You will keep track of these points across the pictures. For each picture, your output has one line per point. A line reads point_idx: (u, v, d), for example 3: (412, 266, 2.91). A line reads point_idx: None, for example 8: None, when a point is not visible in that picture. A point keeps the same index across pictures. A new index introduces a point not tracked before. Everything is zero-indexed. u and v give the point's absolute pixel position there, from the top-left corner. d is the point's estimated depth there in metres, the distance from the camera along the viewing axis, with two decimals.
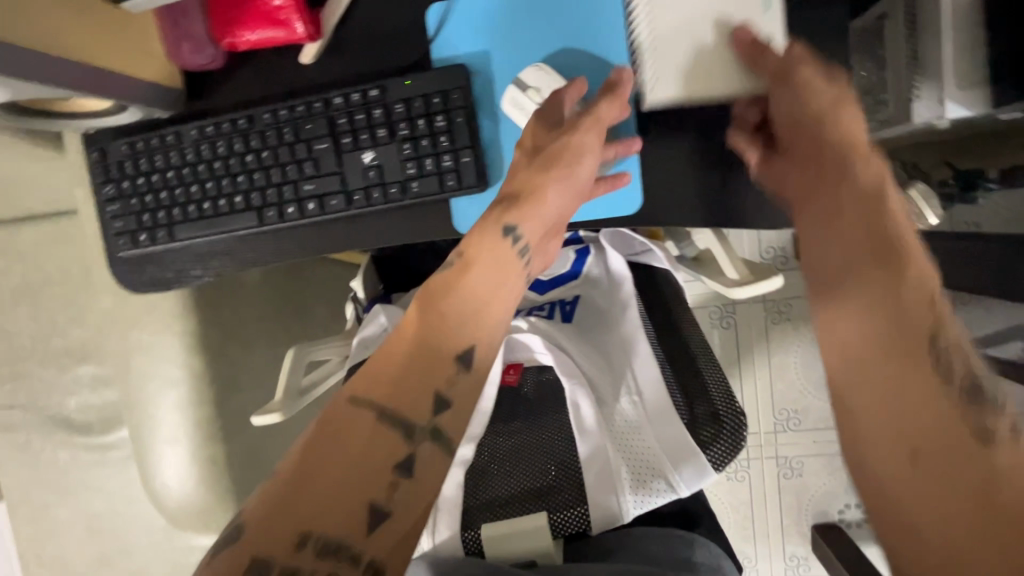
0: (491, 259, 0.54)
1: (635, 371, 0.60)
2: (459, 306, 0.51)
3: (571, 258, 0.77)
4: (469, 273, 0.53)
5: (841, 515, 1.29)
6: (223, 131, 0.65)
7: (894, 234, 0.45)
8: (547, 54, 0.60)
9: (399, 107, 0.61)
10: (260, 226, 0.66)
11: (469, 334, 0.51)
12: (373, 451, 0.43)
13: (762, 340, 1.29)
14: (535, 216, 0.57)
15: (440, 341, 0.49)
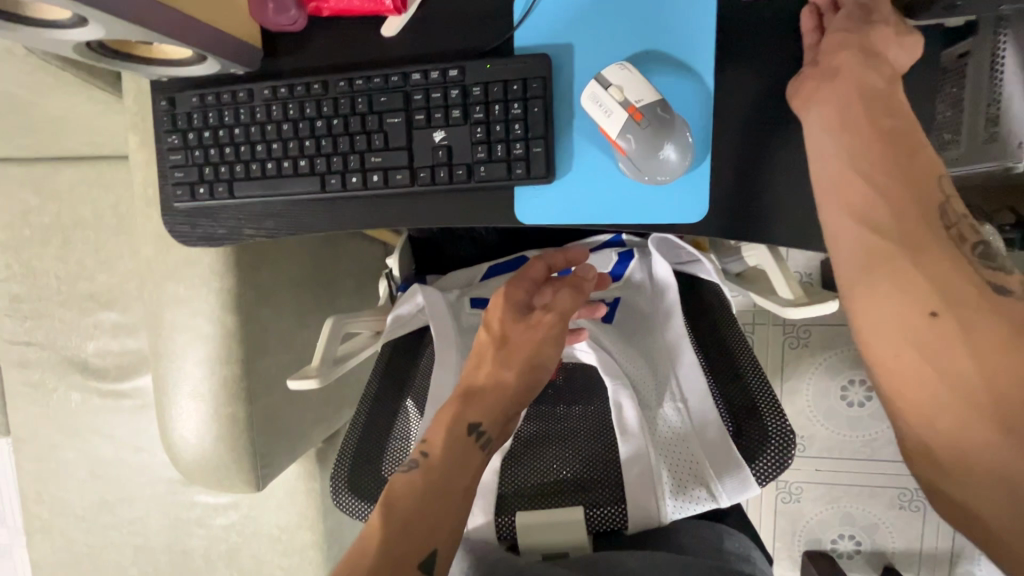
0: (449, 462, 0.54)
1: (681, 379, 0.61)
2: (422, 509, 0.51)
3: (613, 260, 0.79)
4: (422, 479, 0.53)
5: (833, 545, 1.30)
6: (296, 94, 0.65)
7: (903, 136, 0.49)
8: (630, 54, 0.60)
9: (477, 89, 0.61)
10: (322, 191, 0.66)
11: (432, 537, 0.50)
12: None
13: (777, 363, 1.29)
14: (493, 407, 0.58)
15: (403, 551, 0.49)
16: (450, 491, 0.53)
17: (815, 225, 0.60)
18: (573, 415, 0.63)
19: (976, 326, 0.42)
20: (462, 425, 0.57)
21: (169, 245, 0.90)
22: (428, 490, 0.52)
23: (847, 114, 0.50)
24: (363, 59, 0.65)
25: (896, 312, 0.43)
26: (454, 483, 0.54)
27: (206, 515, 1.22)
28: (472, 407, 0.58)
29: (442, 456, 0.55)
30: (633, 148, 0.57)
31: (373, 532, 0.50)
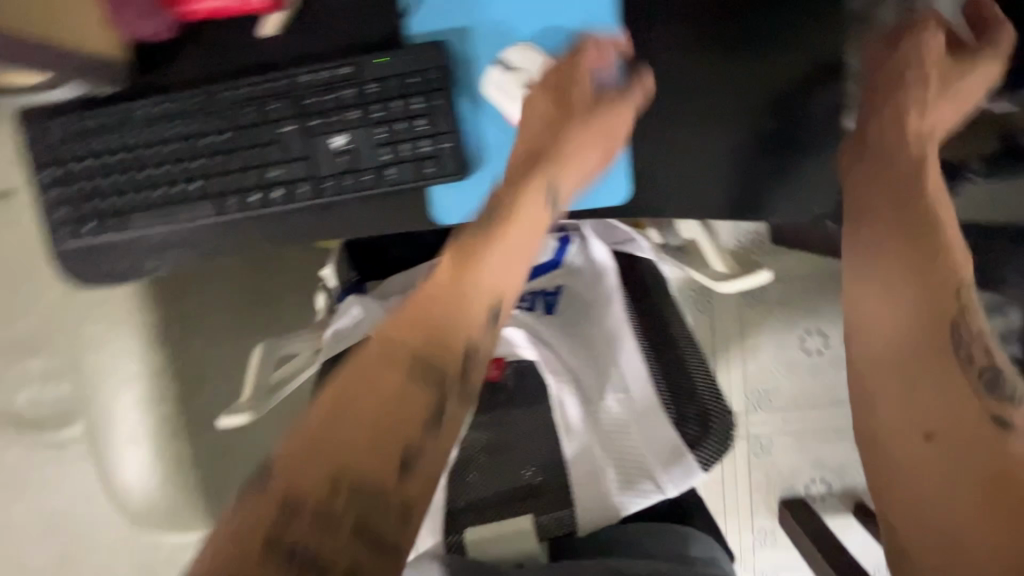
0: (458, 317, 0.46)
1: (622, 369, 0.59)
2: (490, 257, 0.49)
3: (553, 246, 0.73)
4: (429, 337, 0.44)
5: (807, 489, 1.30)
6: (176, 110, 0.59)
7: (937, 237, 0.50)
8: (531, 32, 0.56)
9: (373, 87, 0.57)
10: (221, 214, 0.61)
11: (496, 288, 0.49)
12: (408, 406, 0.41)
13: (734, 327, 1.29)
14: (509, 257, 0.50)
15: (462, 309, 0.46)
16: (454, 363, 0.45)
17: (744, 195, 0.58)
18: (518, 416, 0.59)
19: (967, 454, 0.44)
20: (478, 279, 0.48)
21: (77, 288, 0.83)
22: (434, 352, 0.44)
23: (878, 199, 0.53)
24: (244, 65, 0.59)
25: (896, 419, 0.47)
26: (459, 355, 0.45)
27: (176, 554, 1.17)
28: (491, 248, 0.49)
29: (455, 308, 0.46)
30: (538, 130, 0.55)
31: (372, 345, 0.44)
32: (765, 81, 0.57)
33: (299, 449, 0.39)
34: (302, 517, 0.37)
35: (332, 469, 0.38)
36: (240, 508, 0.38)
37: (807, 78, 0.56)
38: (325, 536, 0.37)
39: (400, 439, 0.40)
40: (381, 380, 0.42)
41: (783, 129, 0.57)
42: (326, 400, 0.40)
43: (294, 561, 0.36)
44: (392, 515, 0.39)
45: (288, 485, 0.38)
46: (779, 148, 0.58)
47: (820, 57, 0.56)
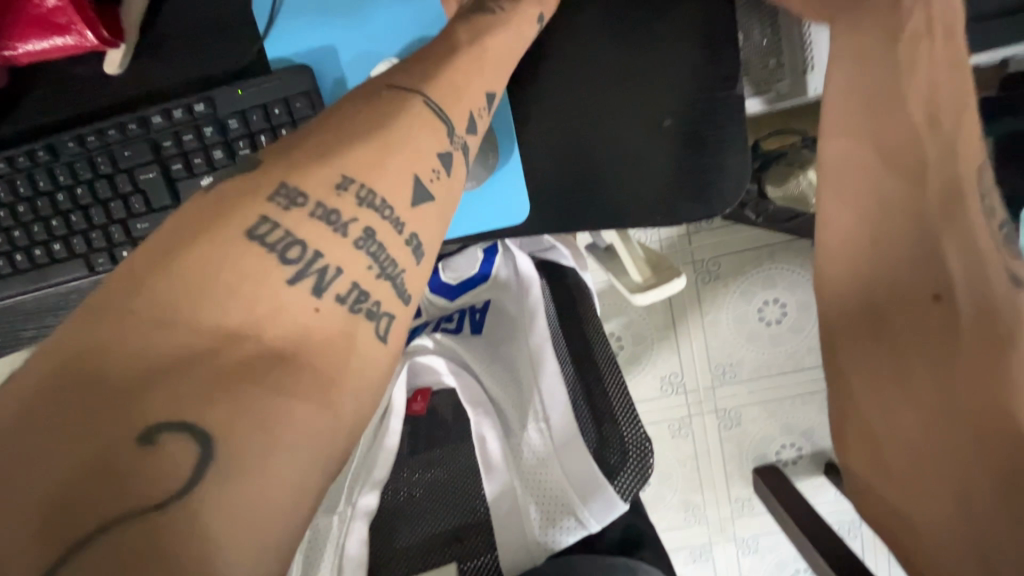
0: (465, 89, 0.40)
1: (542, 394, 0.56)
2: (495, 51, 0.44)
3: (479, 258, 0.78)
4: (434, 91, 0.38)
5: (778, 456, 1.09)
6: (21, 166, 0.53)
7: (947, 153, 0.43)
8: (397, 51, 0.52)
9: (233, 121, 0.52)
10: (91, 274, 0.55)
11: (498, 74, 0.43)
12: (415, 141, 0.35)
13: (691, 293, 1.05)
14: (507, 64, 0.45)
15: (464, 69, 0.41)
16: (462, 125, 0.39)
17: (652, 193, 0.54)
18: (446, 453, 0.59)
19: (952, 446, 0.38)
20: (481, 60, 0.43)
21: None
22: (443, 105, 0.38)
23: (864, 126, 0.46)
24: (92, 107, 0.54)
25: None
26: (464, 117, 0.39)
27: None
28: (492, 41, 0.44)
29: (459, 70, 0.41)
30: None
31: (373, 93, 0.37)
32: (658, 70, 0.53)
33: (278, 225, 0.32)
34: (304, 210, 0.31)
35: (337, 173, 0.32)
36: (218, 188, 0.32)
37: (702, 60, 0.52)
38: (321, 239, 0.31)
39: (410, 168, 0.34)
40: (385, 116, 0.35)
41: (688, 121, 0.53)
42: (326, 127, 0.35)
43: (288, 260, 0.30)
44: (403, 247, 0.33)
45: (284, 174, 0.32)
46: (687, 140, 0.53)
47: (714, 43, 0.52)
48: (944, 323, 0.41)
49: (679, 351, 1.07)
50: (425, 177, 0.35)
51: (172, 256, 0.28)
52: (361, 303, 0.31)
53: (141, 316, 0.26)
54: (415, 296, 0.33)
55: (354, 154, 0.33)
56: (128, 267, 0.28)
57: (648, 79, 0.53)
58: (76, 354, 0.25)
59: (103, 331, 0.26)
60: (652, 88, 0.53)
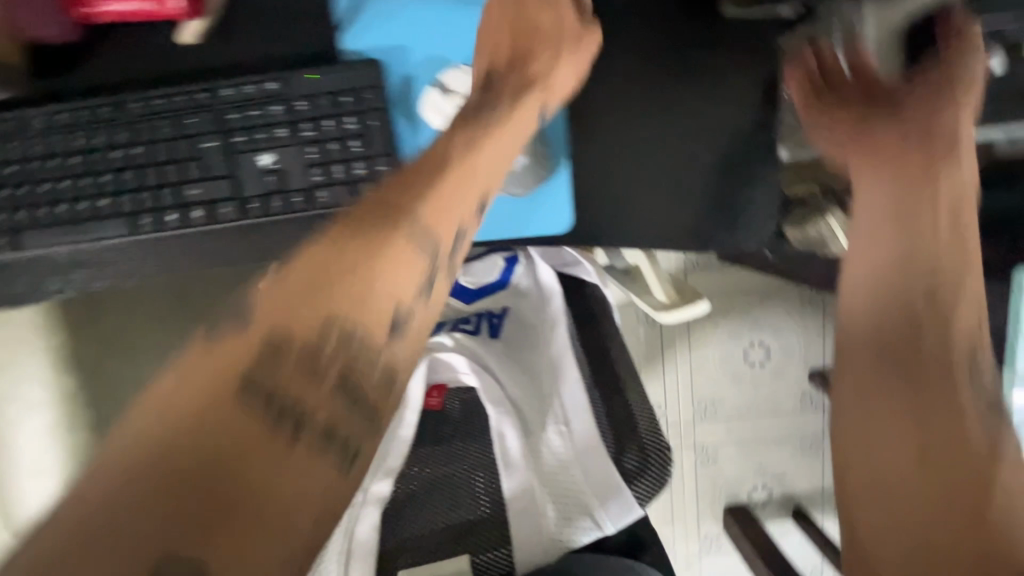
0: (459, 200, 0.43)
1: (563, 399, 0.59)
2: (491, 160, 0.46)
3: (500, 266, 0.80)
4: (422, 212, 0.41)
5: (750, 496, 1.12)
6: (82, 119, 0.54)
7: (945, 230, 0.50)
8: (464, 59, 0.55)
9: (302, 104, 0.53)
10: (132, 234, 0.55)
11: (490, 180, 0.46)
12: (395, 272, 0.38)
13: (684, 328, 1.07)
14: (496, 171, 0.47)
15: (455, 184, 0.43)
16: (447, 242, 0.42)
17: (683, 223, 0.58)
18: (461, 449, 0.58)
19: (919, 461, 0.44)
20: (472, 171, 0.45)
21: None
22: (428, 227, 0.41)
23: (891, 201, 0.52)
24: (160, 70, 0.55)
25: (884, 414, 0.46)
26: (450, 230, 0.42)
27: None
28: (486, 152, 0.46)
29: (449, 186, 0.43)
30: None
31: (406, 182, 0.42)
32: (710, 112, 0.57)
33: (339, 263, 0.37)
34: (286, 356, 0.34)
35: (372, 276, 0.38)
36: (210, 329, 0.35)
37: (748, 107, 0.56)
38: (362, 331, 0.37)
39: (391, 303, 0.38)
40: (371, 245, 0.38)
41: (725, 161, 0.57)
42: (312, 255, 0.37)
43: (271, 404, 0.33)
44: (377, 379, 0.37)
45: (272, 321, 0.35)
46: (721, 178, 0.57)
47: (760, 91, 0.56)
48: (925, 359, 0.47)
49: (669, 380, 1.09)
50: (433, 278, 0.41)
51: (168, 407, 0.31)
52: (335, 439, 0.35)
53: (138, 464, 0.30)
54: (385, 420, 0.37)
55: (339, 292, 0.36)
56: (140, 415, 0.31)
57: (694, 117, 0.56)
58: (77, 514, 0.28)
59: (127, 466, 0.30)
60: (696, 126, 0.57)
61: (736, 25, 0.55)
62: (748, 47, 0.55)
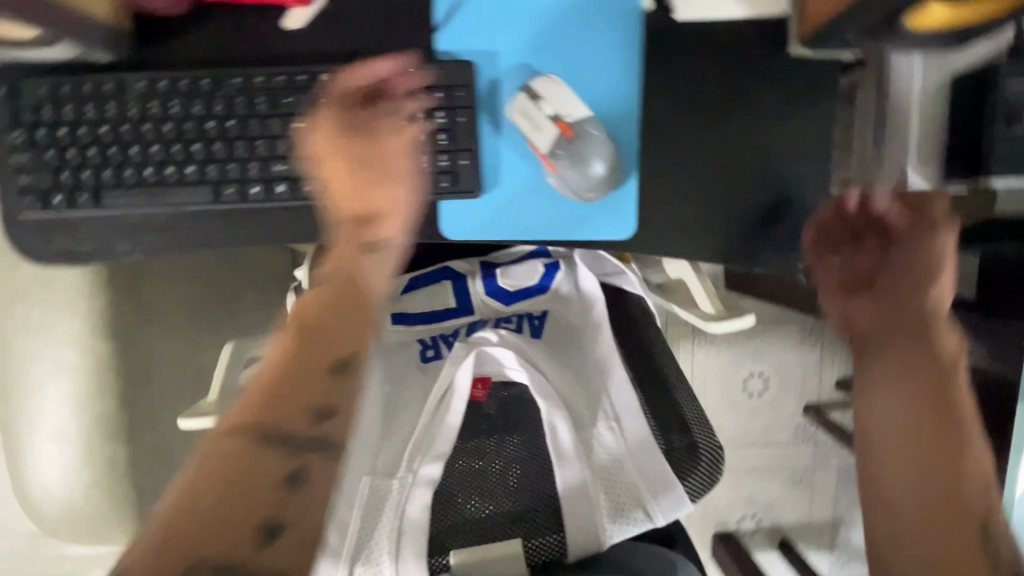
0: (322, 343, 0.50)
1: (612, 397, 0.61)
2: (323, 321, 0.51)
3: (540, 272, 0.82)
4: (279, 395, 0.47)
5: (738, 524, 1.30)
6: (180, 88, 0.56)
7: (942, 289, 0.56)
8: (552, 69, 0.58)
9: (397, 95, 0.56)
10: (214, 202, 0.57)
11: (353, 330, 0.51)
12: (262, 463, 0.45)
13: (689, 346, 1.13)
14: (327, 314, 0.51)
15: (335, 347, 0.50)
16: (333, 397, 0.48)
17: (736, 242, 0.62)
18: (511, 439, 0.61)
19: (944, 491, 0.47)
20: (328, 326, 0.51)
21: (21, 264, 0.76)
22: (282, 390, 0.48)
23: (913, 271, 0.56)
24: (260, 51, 0.57)
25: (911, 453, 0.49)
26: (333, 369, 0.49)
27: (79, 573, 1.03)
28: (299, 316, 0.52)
29: (315, 338, 0.50)
30: (564, 165, 0.56)
31: (326, 278, 0.54)
32: (771, 141, 0.61)
33: (288, 368, 0.49)
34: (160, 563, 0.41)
35: (318, 374, 0.49)
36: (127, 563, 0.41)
37: (806, 139, 0.60)
38: (330, 433, 0.47)
39: (267, 481, 0.44)
40: (276, 417, 0.47)
41: (780, 187, 0.61)
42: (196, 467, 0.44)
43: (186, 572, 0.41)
44: (259, 546, 0.43)
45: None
46: (775, 203, 0.61)
47: (819, 125, 0.60)
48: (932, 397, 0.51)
49: None
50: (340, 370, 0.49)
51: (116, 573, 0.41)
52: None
53: None
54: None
55: (208, 482, 0.43)
56: None
57: (756, 143, 0.60)
58: None
59: None
60: (757, 152, 0.61)
61: (804, 63, 0.59)
62: (812, 84, 0.60)
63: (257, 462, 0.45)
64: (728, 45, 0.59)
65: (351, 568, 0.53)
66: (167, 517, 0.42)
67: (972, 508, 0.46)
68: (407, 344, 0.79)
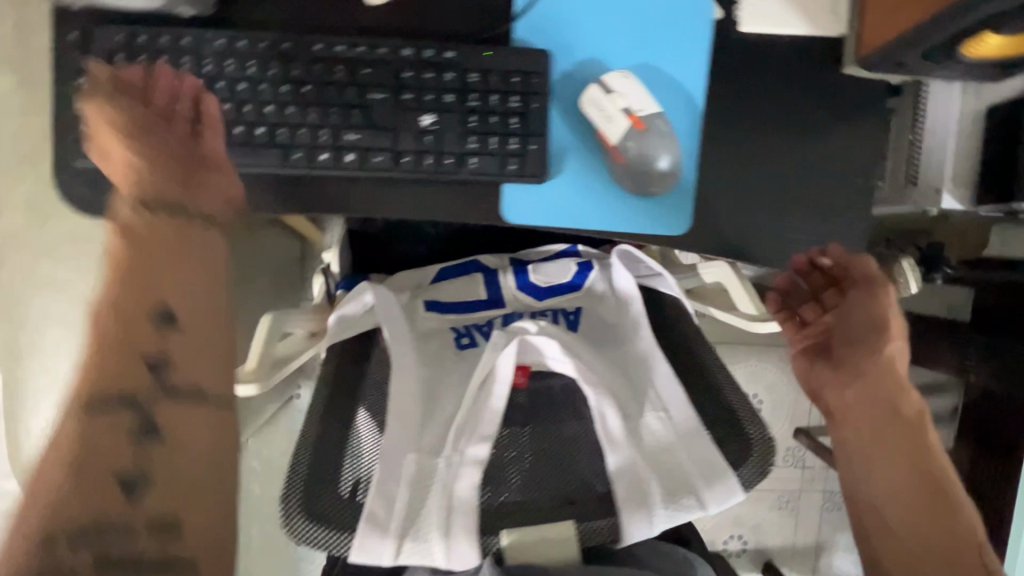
0: (152, 294, 0.51)
1: (659, 388, 0.61)
2: (145, 262, 0.51)
3: (573, 270, 0.84)
4: (123, 363, 0.50)
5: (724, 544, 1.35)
6: (259, 50, 0.56)
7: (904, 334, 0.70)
8: (623, 66, 0.60)
9: (475, 76, 0.58)
10: (281, 166, 0.57)
11: (162, 291, 0.51)
12: (110, 422, 0.48)
13: None
14: (157, 269, 0.52)
15: (122, 309, 0.50)
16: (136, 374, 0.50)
17: (783, 247, 0.64)
18: (555, 428, 0.61)
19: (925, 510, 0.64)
20: (144, 275, 0.51)
21: (50, 219, 0.72)
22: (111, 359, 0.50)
23: (876, 321, 0.69)
24: (341, 22, 0.58)
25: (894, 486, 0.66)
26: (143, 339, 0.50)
27: None
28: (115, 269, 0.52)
29: (127, 292, 0.50)
30: (633, 155, 0.57)
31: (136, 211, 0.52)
32: (819, 151, 0.64)
33: (109, 342, 0.50)
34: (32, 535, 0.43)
35: (135, 336, 0.50)
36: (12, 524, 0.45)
37: (853, 155, 0.64)
38: (131, 386, 0.50)
39: (118, 449, 0.48)
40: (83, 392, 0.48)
41: (825, 199, 0.64)
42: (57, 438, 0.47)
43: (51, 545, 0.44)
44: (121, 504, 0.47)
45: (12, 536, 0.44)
46: (819, 212, 0.64)
47: (865, 144, 0.64)
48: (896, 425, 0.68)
49: None
50: (165, 325, 0.50)
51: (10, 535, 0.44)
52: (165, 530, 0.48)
53: None
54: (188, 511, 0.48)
55: (105, 444, 0.47)
56: None
57: (806, 155, 0.64)
58: None
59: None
60: (806, 163, 0.64)
61: (855, 84, 0.63)
62: (861, 104, 0.63)
63: (98, 433, 0.48)
64: (788, 63, 0.63)
65: (400, 543, 0.52)
66: (35, 484, 0.45)
67: (968, 540, 0.62)
68: (439, 332, 0.79)
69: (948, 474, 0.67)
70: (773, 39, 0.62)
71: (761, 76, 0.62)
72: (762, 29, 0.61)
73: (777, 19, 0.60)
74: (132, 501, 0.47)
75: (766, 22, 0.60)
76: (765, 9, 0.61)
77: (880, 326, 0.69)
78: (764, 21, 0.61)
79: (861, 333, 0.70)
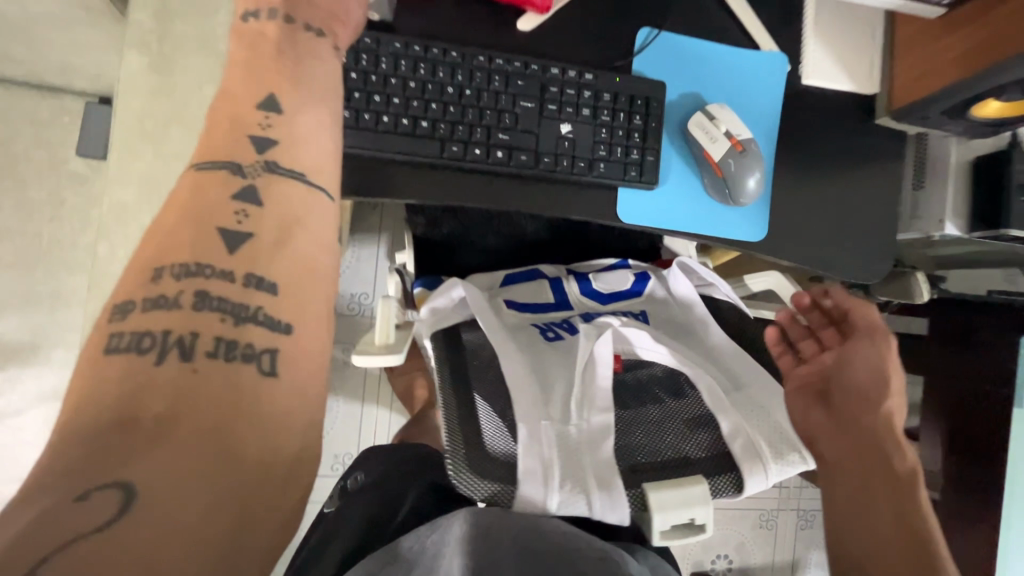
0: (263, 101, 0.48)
1: (747, 370, 0.72)
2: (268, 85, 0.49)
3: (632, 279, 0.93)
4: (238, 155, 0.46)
5: None
6: (431, 56, 0.64)
7: (878, 368, 0.74)
8: (717, 100, 0.74)
9: (607, 96, 0.68)
10: (439, 156, 0.64)
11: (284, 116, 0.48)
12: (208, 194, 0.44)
13: None
14: (266, 81, 0.49)
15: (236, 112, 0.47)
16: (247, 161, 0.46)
17: (833, 257, 0.78)
18: (662, 408, 0.69)
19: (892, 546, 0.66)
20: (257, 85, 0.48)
21: (164, 195, 0.72)
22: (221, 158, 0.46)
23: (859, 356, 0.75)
24: (494, 41, 0.68)
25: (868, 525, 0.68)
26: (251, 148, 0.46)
27: None
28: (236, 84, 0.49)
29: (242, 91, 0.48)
30: (732, 171, 0.68)
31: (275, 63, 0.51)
32: (857, 182, 0.79)
33: (234, 158, 0.45)
34: (135, 310, 0.39)
35: (239, 123, 0.47)
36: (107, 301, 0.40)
37: (880, 187, 0.80)
38: (233, 157, 0.45)
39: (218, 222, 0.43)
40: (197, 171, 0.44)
41: (861, 220, 0.79)
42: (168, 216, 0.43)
43: (144, 349, 0.38)
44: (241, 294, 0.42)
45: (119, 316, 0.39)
46: (858, 230, 0.79)
47: (889, 178, 0.80)
48: (886, 473, 0.70)
49: None
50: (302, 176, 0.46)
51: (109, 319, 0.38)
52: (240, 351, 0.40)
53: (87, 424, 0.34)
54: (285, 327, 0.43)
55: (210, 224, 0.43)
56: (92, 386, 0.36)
57: (848, 184, 0.79)
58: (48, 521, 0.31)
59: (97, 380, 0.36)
60: (847, 190, 0.79)
61: (880, 132, 0.80)
62: (885, 147, 0.80)
63: (213, 207, 0.43)
64: (833, 111, 0.79)
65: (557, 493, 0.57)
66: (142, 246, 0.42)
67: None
68: (523, 326, 0.85)
69: (909, 524, 0.68)
70: (823, 92, 0.79)
71: (813, 119, 0.78)
72: (818, 82, 0.77)
73: (828, 75, 0.77)
74: (236, 254, 0.42)
75: (822, 77, 0.76)
76: (820, 68, 0.77)
77: (861, 361, 0.75)
78: (820, 76, 0.77)
79: (863, 372, 0.74)
